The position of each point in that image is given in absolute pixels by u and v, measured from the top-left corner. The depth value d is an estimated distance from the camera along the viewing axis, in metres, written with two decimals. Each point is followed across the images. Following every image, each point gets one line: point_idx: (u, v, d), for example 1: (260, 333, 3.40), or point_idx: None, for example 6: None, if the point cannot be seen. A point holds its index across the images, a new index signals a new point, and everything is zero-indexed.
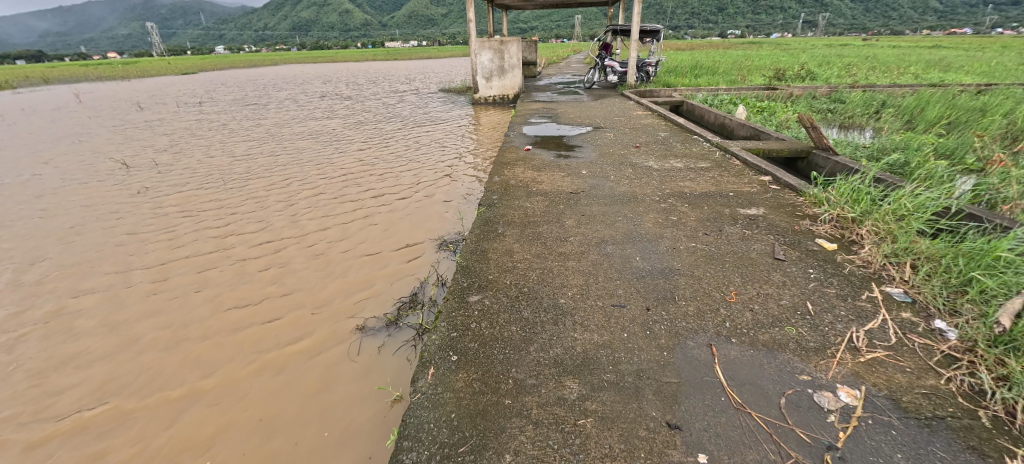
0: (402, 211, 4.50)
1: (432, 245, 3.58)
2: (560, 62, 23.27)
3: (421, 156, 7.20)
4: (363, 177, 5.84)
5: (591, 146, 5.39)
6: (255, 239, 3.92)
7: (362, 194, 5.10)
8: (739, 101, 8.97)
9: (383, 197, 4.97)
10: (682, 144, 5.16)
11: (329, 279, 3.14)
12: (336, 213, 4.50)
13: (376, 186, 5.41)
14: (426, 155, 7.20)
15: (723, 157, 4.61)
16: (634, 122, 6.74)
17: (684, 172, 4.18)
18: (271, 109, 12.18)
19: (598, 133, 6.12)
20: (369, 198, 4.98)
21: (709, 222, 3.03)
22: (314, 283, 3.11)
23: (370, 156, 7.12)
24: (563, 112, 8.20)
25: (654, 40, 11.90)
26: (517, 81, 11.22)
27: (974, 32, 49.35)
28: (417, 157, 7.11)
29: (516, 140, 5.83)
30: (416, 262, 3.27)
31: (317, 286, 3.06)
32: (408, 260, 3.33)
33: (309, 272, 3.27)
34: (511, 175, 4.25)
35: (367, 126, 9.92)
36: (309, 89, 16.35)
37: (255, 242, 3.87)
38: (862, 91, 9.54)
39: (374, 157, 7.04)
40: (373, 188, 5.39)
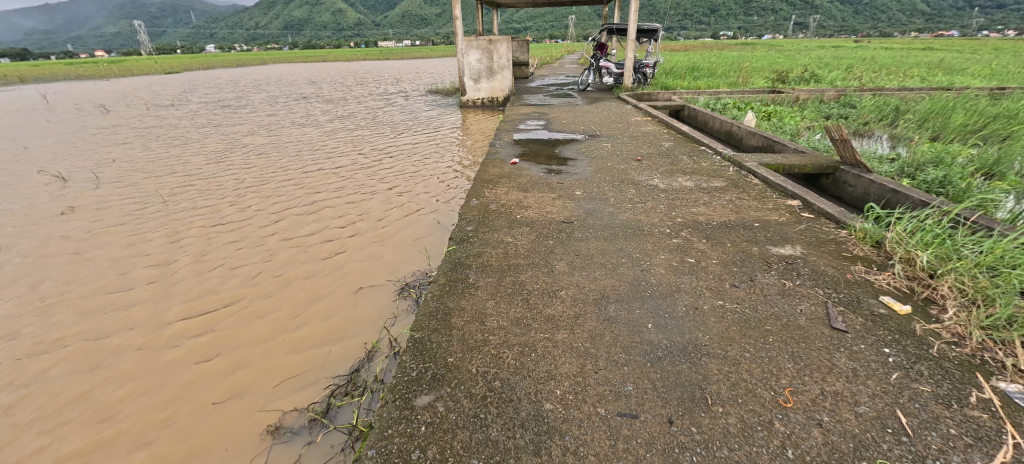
0: (367, 239, 3.83)
1: (391, 289, 2.92)
2: (553, 63, 22.65)
3: (400, 168, 6.55)
4: (330, 194, 5.19)
5: (586, 159, 4.76)
6: (185, 279, 3.26)
7: (325, 217, 4.45)
8: (743, 105, 8.38)
9: (348, 221, 4.31)
10: (689, 158, 4.54)
11: (258, 352, 2.42)
12: (288, 243, 3.84)
13: (342, 206, 4.76)
14: (405, 168, 6.56)
15: (738, 174, 4.00)
16: (633, 129, 6.13)
17: (696, 193, 3.56)
18: (245, 113, 11.41)
19: (594, 142, 5.49)
20: (332, 221, 4.32)
21: (737, 267, 2.40)
22: (232, 354, 2.43)
23: (343, 169, 6.45)
24: (556, 117, 7.56)
25: (651, 39, 11.29)
26: (507, 83, 10.55)
27: (960, 36, 49.70)
28: (395, 170, 6.47)
29: (502, 151, 5.20)
30: (367, 317, 2.61)
31: (241, 365, 2.34)
32: (356, 314, 2.67)
33: (236, 339, 2.55)
34: (492, 195, 3.60)
35: (345, 133, 9.24)
36: (288, 91, 15.54)
37: (182, 283, 3.21)
38: (872, 94, 8.99)
39: (347, 170, 6.38)
40: (339, 207, 4.73)
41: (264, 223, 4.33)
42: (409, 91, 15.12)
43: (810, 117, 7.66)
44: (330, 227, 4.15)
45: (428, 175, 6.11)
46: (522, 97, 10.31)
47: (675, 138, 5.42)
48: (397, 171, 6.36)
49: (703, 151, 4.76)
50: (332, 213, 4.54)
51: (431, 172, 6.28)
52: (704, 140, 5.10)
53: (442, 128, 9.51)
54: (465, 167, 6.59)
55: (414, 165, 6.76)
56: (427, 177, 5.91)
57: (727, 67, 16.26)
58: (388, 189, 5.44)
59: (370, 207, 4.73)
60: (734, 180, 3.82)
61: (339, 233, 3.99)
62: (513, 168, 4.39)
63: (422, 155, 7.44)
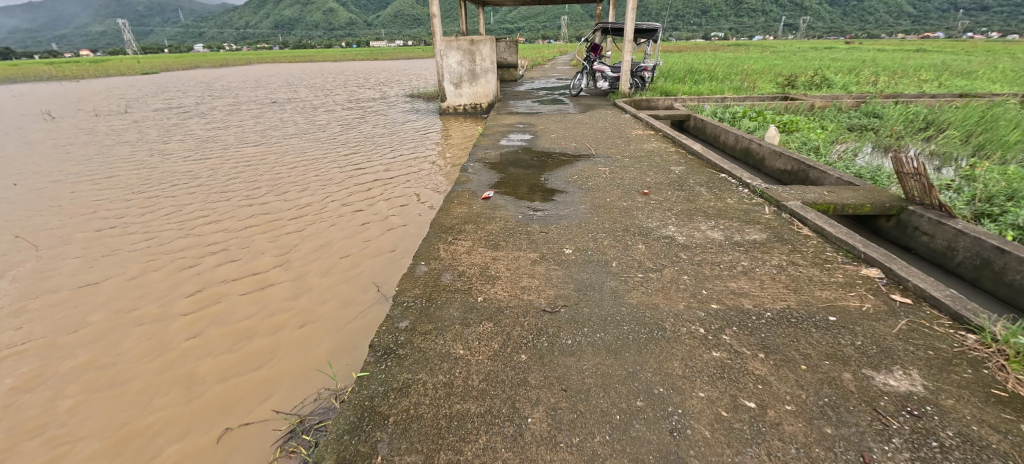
0: (212, 430, 1.98)
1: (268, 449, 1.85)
2: (544, 64, 21.63)
3: (360, 184, 5.51)
4: (262, 228, 4.14)
5: (579, 190, 3.77)
6: None
7: (218, 328, 2.68)
8: (755, 115, 7.44)
9: (240, 320, 2.75)
10: (710, 192, 3.58)
11: None
12: (148, 350, 2.50)
13: (264, 299, 2.96)
14: (366, 183, 5.50)
15: (779, 217, 3.04)
16: (634, 146, 5.14)
17: (730, 253, 2.58)
18: (202, 123, 10.30)
19: (588, 165, 4.51)
20: (221, 336, 2.60)
21: (832, 426, 1.44)
22: None
23: (291, 189, 5.41)
24: (544, 128, 6.57)
25: (649, 40, 10.34)
26: (491, 87, 9.55)
27: (948, 36, 49.90)
28: (354, 185, 5.42)
29: (477, 178, 4.21)
30: None
31: None
32: None
33: None
34: (449, 256, 2.60)
35: (309, 145, 8.18)
36: (256, 95, 14.34)
37: None
38: (894, 103, 8.16)
39: (295, 189, 5.35)
40: (262, 297, 2.99)
41: (159, 277, 3.28)
42: (387, 97, 14.02)
43: (832, 130, 6.77)
44: (194, 370, 2.34)
45: (392, 192, 5.06)
46: (508, 104, 9.32)
47: (686, 161, 4.46)
48: (357, 187, 5.31)
49: (726, 181, 3.80)
50: (235, 318, 2.77)
51: (395, 188, 5.23)
52: (726, 164, 4.14)
53: (418, 138, 8.47)
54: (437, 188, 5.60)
55: (378, 178, 5.71)
56: (389, 197, 4.88)
57: (725, 70, 15.41)
58: (358, 254, 3.59)
59: (296, 312, 2.82)
60: (778, 228, 2.86)
61: (215, 348, 2.50)
62: (486, 207, 3.40)
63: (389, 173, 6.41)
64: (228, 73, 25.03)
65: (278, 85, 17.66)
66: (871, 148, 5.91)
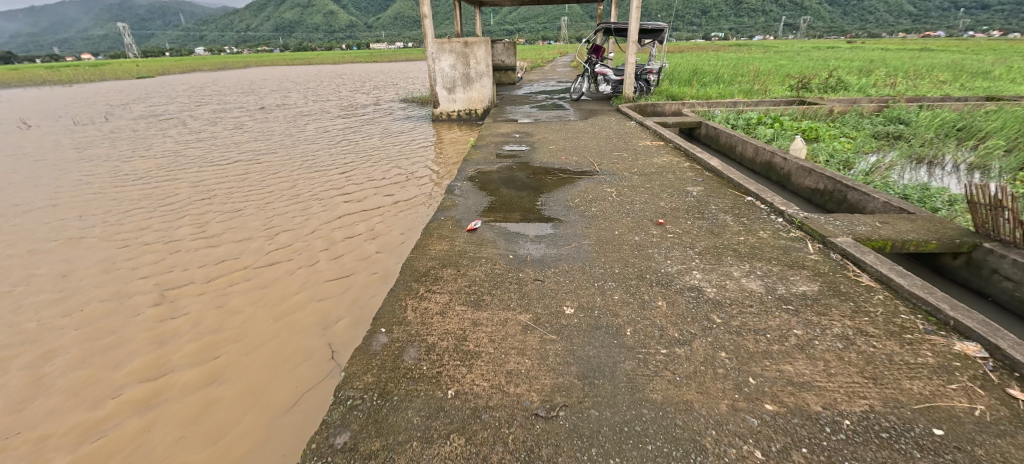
0: None
1: None
2: (544, 66, 21.10)
3: (339, 205, 4.97)
4: (216, 265, 3.59)
5: (582, 218, 3.22)
6: None
7: None
8: (771, 122, 6.89)
9: None
10: (737, 221, 3.02)
11: None
12: None
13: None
14: (345, 205, 4.95)
15: (830, 260, 2.47)
16: (643, 161, 4.59)
17: (776, 315, 2.02)
18: (182, 131, 9.76)
19: (591, 185, 3.96)
20: None
21: None
22: None
23: (261, 211, 4.87)
24: (543, 138, 6.02)
25: (655, 41, 9.77)
26: (487, 92, 8.97)
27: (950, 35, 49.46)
28: (332, 208, 4.88)
29: (464, 202, 3.65)
30: None
31: None
32: None
33: None
34: (418, 320, 2.05)
35: (291, 156, 7.63)
36: (245, 100, 13.83)
37: None
38: (917, 107, 7.62)
39: (265, 211, 4.81)
40: None
41: (77, 337, 2.71)
42: (380, 102, 13.49)
43: (856, 139, 6.23)
44: None
45: (372, 219, 4.51)
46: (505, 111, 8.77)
47: (703, 180, 3.91)
48: (334, 212, 4.77)
49: (754, 207, 3.25)
50: None
51: (376, 213, 4.69)
52: (751, 184, 3.59)
53: (409, 147, 7.93)
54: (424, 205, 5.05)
55: (359, 199, 5.17)
56: (368, 225, 4.34)
57: (731, 70, 14.88)
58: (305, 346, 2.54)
59: None
60: (830, 276, 2.31)
61: None
62: (471, 243, 2.84)
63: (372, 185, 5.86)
64: (219, 77, 24.47)
65: (269, 89, 17.16)
66: (904, 159, 5.36)
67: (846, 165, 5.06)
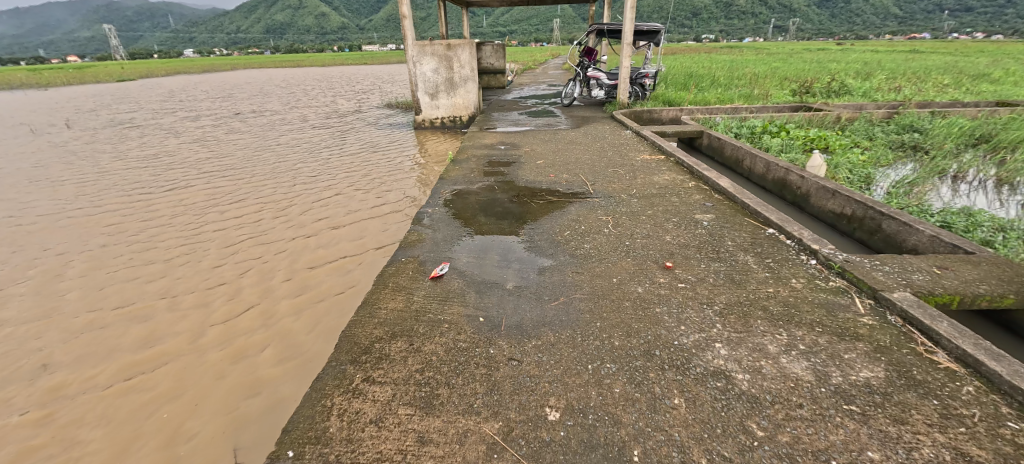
0: None
1: None
2: (535, 68, 20.58)
3: (293, 226, 4.28)
4: (114, 321, 2.80)
5: (572, 258, 2.65)
6: None
7: None
8: (777, 131, 6.39)
9: None
10: (762, 264, 2.47)
11: None
12: None
13: None
14: (300, 227, 4.25)
15: (889, 328, 1.92)
16: (643, 180, 4.06)
17: (837, 423, 1.47)
18: (147, 139, 9.10)
19: (584, 211, 3.40)
20: None
21: None
22: None
23: (207, 233, 4.23)
24: (531, 150, 5.46)
25: (650, 43, 9.26)
26: (472, 98, 8.39)
27: (935, 37, 49.96)
28: (286, 230, 4.20)
29: (433, 234, 3.06)
30: None
31: None
32: None
33: None
34: (343, 435, 1.47)
35: (258, 166, 6.99)
36: (221, 105, 13.17)
37: None
38: (928, 114, 7.18)
39: (212, 234, 4.18)
40: None
41: None
42: (363, 108, 12.87)
43: (870, 151, 5.75)
44: None
45: (317, 256, 3.55)
46: (491, 118, 8.20)
47: (714, 206, 3.37)
48: (288, 234, 4.10)
49: (778, 243, 2.71)
50: None
51: (331, 239, 3.90)
52: (773, 212, 3.05)
53: (388, 158, 7.32)
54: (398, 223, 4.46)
55: (319, 218, 4.48)
56: (297, 282, 3.16)
57: (725, 74, 14.49)
58: None
59: None
60: (896, 355, 1.76)
61: None
62: (434, 298, 2.27)
63: (341, 199, 5.26)
64: (200, 80, 23.65)
65: (249, 93, 16.48)
66: (928, 174, 4.88)
67: (866, 183, 4.55)
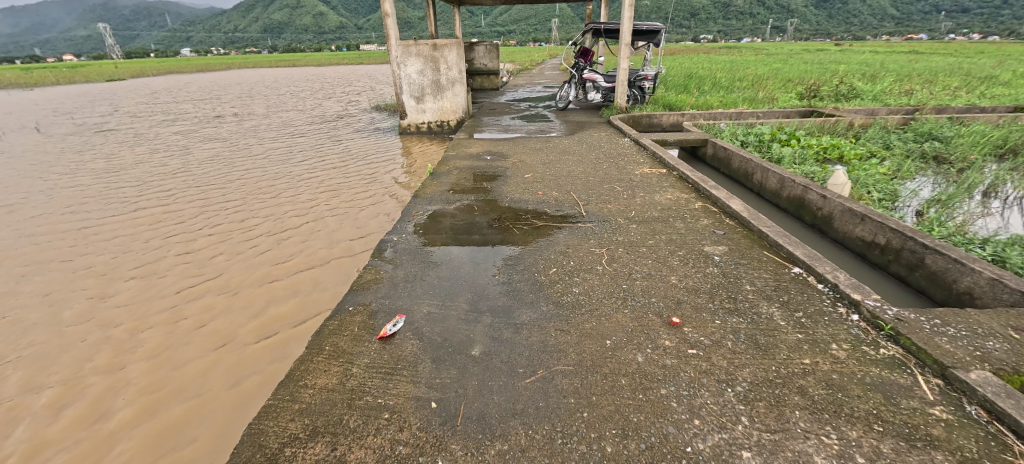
0: None
1: None
2: (532, 68, 20.10)
3: (242, 259, 3.54)
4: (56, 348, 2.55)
5: (557, 309, 2.16)
6: None
7: None
8: (786, 140, 5.92)
9: None
10: (793, 322, 1.99)
11: None
12: None
13: None
14: (245, 273, 3.31)
15: (975, 430, 1.44)
16: (642, 200, 3.58)
17: None
18: (117, 144, 8.59)
19: (575, 240, 2.92)
20: None
21: None
22: None
23: (150, 255, 3.74)
24: (520, 161, 4.98)
25: (649, 43, 8.66)
26: (461, 102, 7.90)
27: (931, 37, 49.89)
28: (235, 260, 3.54)
29: (393, 272, 2.57)
30: None
31: None
32: None
33: None
34: None
35: (228, 176, 6.50)
36: (203, 107, 12.66)
37: None
38: (945, 119, 6.75)
39: (155, 257, 3.69)
40: None
41: None
42: (350, 111, 12.37)
43: (887, 162, 5.30)
44: None
45: (263, 341, 2.56)
46: (481, 123, 7.71)
47: (725, 234, 2.89)
48: (239, 261, 3.54)
49: (808, 289, 2.23)
50: None
51: (286, 294, 3.03)
52: (799, 246, 2.57)
53: (369, 165, 6.81)
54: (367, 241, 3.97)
55: (274, 250, 3.71)
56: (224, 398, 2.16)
57: (726, 75, 14.04)
58: None
59: None
60: None
61: None
62: (378, 370, 1.78)
63: (309, 213, 4.76)
64: (187, 81, 23.04)
65: (236, 95, 15.98)
66: (958, 189, 4.42)
67: (891, 200, 4.09)
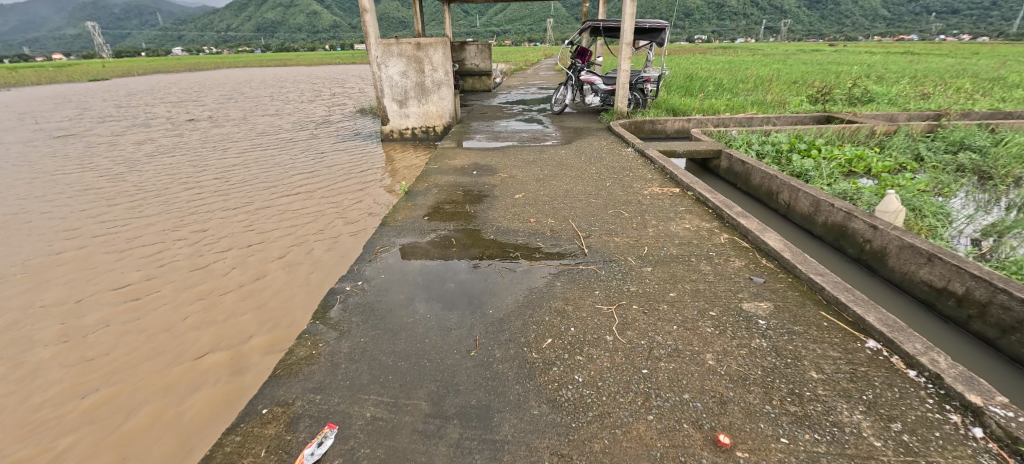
0: None
1: None
2: (528, 69, 19.54)
3: (149, 327, 2.61)
4: None
5: (552, 413, 1.54)
6: None
7: None
8: (807, 149, 5.34)
9: None
10: (891, 442, 1.40)
11: None
12: None
13: None
14: (153, 354, 2.38)
15: None
16: (656, 231, 2.98)
17: None
18: (76, 151, 7.92)
19: (576, 290, 2.29)
20: None
21: None
22: None
23: (61, 291, 3.06)
24: (510, 176, 4.36)
25: (651, 42, 8.07)
26: (447, 106, 7.26)
27: (925, 38, 49.87)
28: (140, 327, 2.62)
29: (336, 343, 1.95)
30: None
31: None
32: None
33: None
34: None
35: (187, 184, 5.81)
36: (179, 110, 12.00)
37: None
38: (975, 126, 6.20)
39: (66, 293, 3.01)
40: None
41: None
42: (334, 114, 11.70)
43: (923, 175, 4.73)
44: None
45: None
46: (470, 129, 7.08)
47: (766, 285, 2.27)
48: (149, 322, 2.66)
49: (897, 379, 1.63)
50: None
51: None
52: (870, 308, 1.96)
53: (346, 174, 6.14)
54: (322, 267, 3.31)
55: (196, 306, 2.80)
56: None
57: (729, 76, 13.53)
58: None
59: None
60: None
61: None
62: None
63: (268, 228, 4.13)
64: (173, 81, 22.31)
65: (219, 97, 15.34)
66: (1013, 212, 3.85)
67: (943, 224, 3.49)
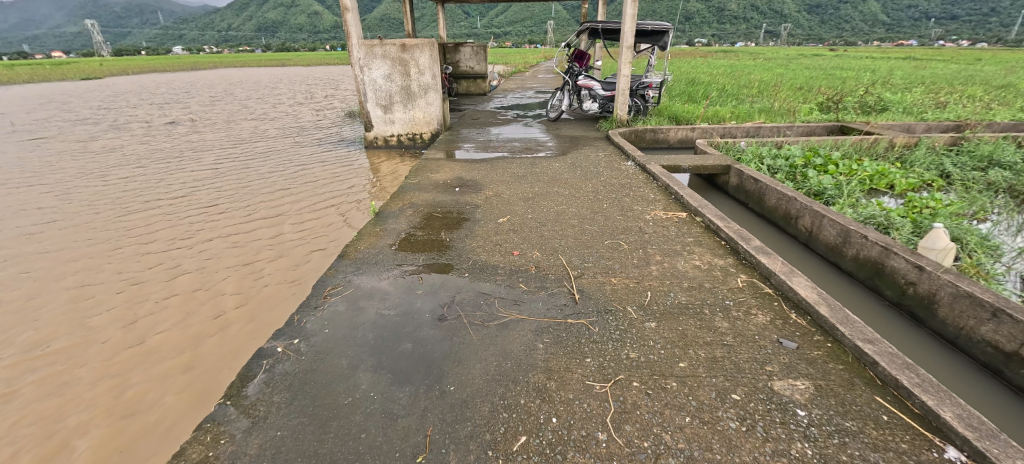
0: None
1: None
2: (526, 71, 19.12)
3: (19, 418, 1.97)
4: None
5: None
6: None
7: None
8: (823, 165, 4.90)
9: None
10: None
11: None
12: None
13: None
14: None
15: None
16: (660, 268, 2.52)
17: None
18: (42, 155, 7.46)
19: (561, 358, 1.82)
20: None
21: None
22: None
23: None
24: (497, 194, 3.90)
25: (653, 45, 7.62)
26: (435, 111, 6.81)
27: (926, 43, 49.70)
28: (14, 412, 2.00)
29: (245, 441, 1.49)
30: None
31: None
32: None
33: None
34: None
35: (149, 192, 5.35)
36: (162, 112, 11.55)
37: None
38: (1001, 139, 5.76)
39: None
40: None
41: None
42: (323, 118, 11.26)
43: (953, 195, 4.28)
44: None
45: None
46: (459, 137, 6.63)
47: (801, 354, 1.81)
48: (33, 395, 2.10)
49: None
50: None
51: None
52: (944, 399, 1.50)
53: (324, 181, 5.66)
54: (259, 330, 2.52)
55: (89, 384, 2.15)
56: None
57: (733, 81, 13.09)
58: None
59: None
60: None
61: None
62: None
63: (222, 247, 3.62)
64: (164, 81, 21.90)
65: (207, 98, 14.88)
66: None
67: (990, 258, 3.03)
